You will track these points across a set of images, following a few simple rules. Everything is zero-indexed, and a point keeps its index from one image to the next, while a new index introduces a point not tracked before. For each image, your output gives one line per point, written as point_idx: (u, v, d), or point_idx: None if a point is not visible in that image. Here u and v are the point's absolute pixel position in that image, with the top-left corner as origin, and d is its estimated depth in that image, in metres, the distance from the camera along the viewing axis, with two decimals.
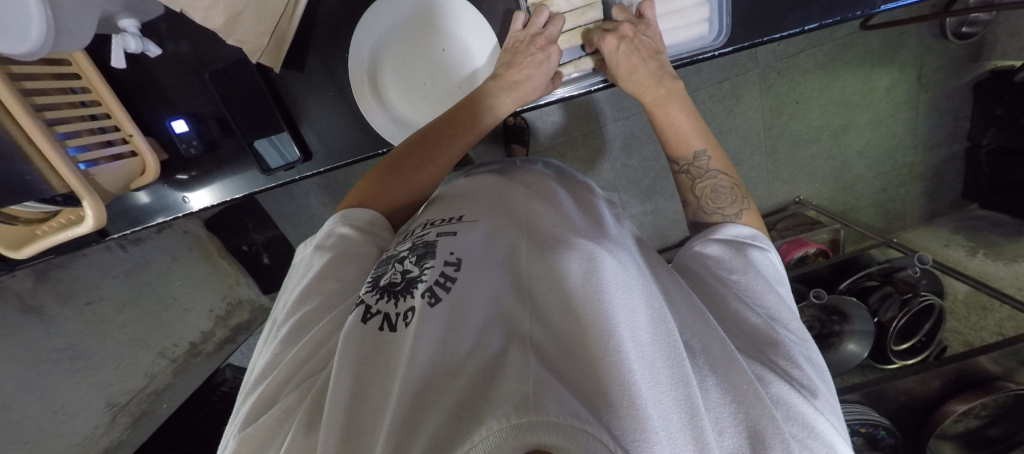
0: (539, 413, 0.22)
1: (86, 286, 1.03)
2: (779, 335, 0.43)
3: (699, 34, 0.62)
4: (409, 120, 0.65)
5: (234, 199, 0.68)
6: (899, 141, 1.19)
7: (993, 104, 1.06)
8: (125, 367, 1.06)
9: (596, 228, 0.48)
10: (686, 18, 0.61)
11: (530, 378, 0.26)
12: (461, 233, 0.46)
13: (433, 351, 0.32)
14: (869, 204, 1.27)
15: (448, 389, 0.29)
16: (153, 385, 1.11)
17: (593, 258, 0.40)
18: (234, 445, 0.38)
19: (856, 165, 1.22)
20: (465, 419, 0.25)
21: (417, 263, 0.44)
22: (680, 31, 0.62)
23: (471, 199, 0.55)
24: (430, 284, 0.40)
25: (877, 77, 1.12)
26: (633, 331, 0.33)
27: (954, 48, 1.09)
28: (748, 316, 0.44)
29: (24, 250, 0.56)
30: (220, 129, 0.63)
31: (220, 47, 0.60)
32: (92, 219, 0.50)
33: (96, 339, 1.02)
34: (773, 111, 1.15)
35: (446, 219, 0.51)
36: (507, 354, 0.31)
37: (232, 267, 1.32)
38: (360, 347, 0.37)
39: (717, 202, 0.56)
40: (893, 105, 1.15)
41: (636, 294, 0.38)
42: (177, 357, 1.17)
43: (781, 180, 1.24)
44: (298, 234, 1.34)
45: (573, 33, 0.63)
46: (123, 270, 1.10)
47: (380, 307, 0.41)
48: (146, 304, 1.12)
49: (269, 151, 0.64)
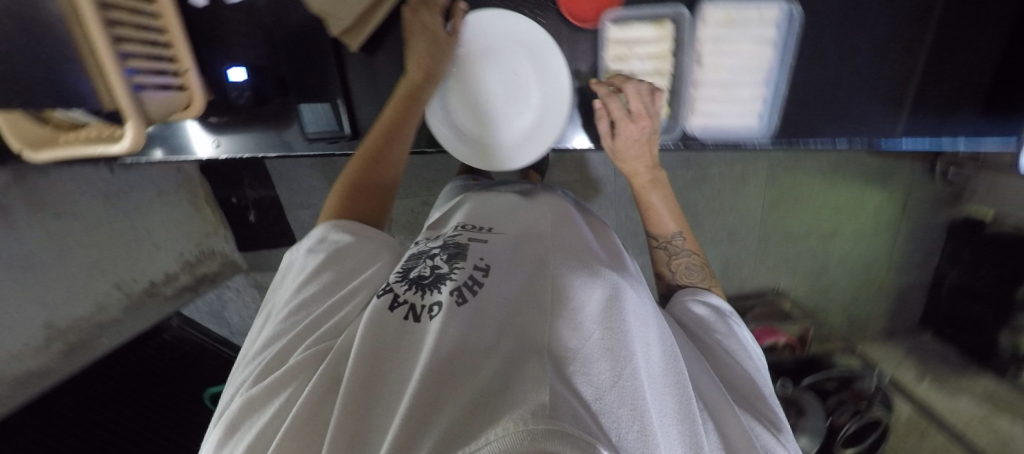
0: (559, 422, 0.23)
1: (61, 198, 0.98)
2: (761, 388, 0.46)
3: (750, 122, 0.57)
4: (466, 131, 0.64)
5: (268, 156, 0.68)
6: (877, 259, 1.29)
7: (964, 247, 1.18)
8: (76, 292, 0.98)
9: (616, 261, 0.50)
10: (744, 101, 0.56)
11: (549, 386, 0.27)
12: (491, 244, 0.48)
13: (452, 345, 0.33)
14: (838, 309, 1.35)
15: (463, 385, 0.30)
16: (102, 316, 1.03)
17: (615, 288, 0.41)
18: (240, 402, 0.40)
19: (834, 270, 1.31)
20: (482, 417, 0.26)
21: (447, 261, 0.46)
22: (733, 115, 0.57)
23: (498, 211, 0.59)
24: (459, 283, 0.41)
25: (868, 195, 1.22)
26: (647, 363, 0.35)
27: (940, 188, 1.20)
28: (734, 368, 0.47)
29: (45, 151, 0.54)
30: (275, 87, 0.63)
31: (289, 9, 0.60)
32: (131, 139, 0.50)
33: (55, 256, 0.95)
34: (772, 202, 1.23)
35: (477, 227, 0.54)
36: (529, 354, 0.32)
37: (214, 217, 1.33)
38: (382, 328, 0.38)
39: (690, 278, 0.60)
40: (877, 225, 1.25)
41: (651, 330, 0.39)
42: (132, 294, 1.10)
43: (765, 267, 1.31)
44: (292, 202, 1.32)
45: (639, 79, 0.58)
46: (103, 191, 1.06)
47: (407, 296, 0.42)
48: (118, 231, 1.08)
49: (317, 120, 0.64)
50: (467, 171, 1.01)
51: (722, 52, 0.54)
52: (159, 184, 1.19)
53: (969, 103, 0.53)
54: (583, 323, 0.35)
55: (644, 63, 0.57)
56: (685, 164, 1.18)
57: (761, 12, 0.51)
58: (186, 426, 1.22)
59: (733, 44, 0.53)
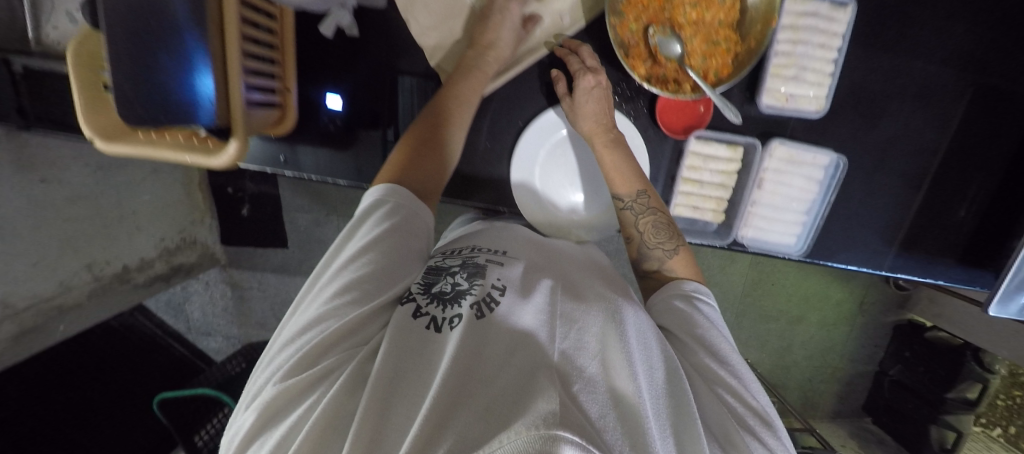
0: (559, 430, 0.25)
1: (52, 162, 0.90)
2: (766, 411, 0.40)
3: (786, 239, 0.54)
4: (550, 203, 0.65)
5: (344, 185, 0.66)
6: (833, 346, 1.42)
7: (904, 347, 1.34)
8: (42, 267, 0.89)
9: (624, 294, 0.51)
10: (782, 220, 0.52)
11: (558, 397, 0.28)
12: (511, 267, 0.49)
13: (463, 357, 0.34)
14: (795, 387, 1.47)
15: (478, 395, 0.31)
16: (63, 298, 0.93)
17: (619, 314, 0.43)
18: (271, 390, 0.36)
19: (796, 351, 1.43)
20: (495, 425, 0.27)
21: (467, 279, 0.46)
22: (771, 230, 0.53)
23: (515, 238, 0.59)
24: (478, 299, 0.42)
25: (833, 289, 1.36)
26: (648, 386, 0.36)
27: (890, 292, 1.37)
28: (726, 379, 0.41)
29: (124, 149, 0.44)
30: (369, 121, 0.64)
31: (391, 52, 0.62)
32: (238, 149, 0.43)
33: (30, 224, 0.86)
34: (753, 281, 1.34)
35: (493, 250, 0.55)
36: (539, 366, 0.33)
37: (204, 203, 1.25)
38: (404, 337, 0.38)
39: (658, 236, 0.53)
40: (837, 316, 1.39)
41: (654, 355, 0.40)
42: (101, 277, 1.00)
43: (737, 339, 1.41)
44: (292, 203, 1.27)
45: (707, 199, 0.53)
46: (97, 161, 0.97)
47: (428, 308, 0.42)
48: (98, 208, 0.97)
49: None
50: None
51: (780, 180, 0.51)
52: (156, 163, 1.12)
53: (949, 256, 0.62)
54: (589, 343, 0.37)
55: (714, 175, 0.52)
56: None
57: (816, 157, 0.50)
58: (128, 432, 1.15)
59: (791, 175, 0.51)
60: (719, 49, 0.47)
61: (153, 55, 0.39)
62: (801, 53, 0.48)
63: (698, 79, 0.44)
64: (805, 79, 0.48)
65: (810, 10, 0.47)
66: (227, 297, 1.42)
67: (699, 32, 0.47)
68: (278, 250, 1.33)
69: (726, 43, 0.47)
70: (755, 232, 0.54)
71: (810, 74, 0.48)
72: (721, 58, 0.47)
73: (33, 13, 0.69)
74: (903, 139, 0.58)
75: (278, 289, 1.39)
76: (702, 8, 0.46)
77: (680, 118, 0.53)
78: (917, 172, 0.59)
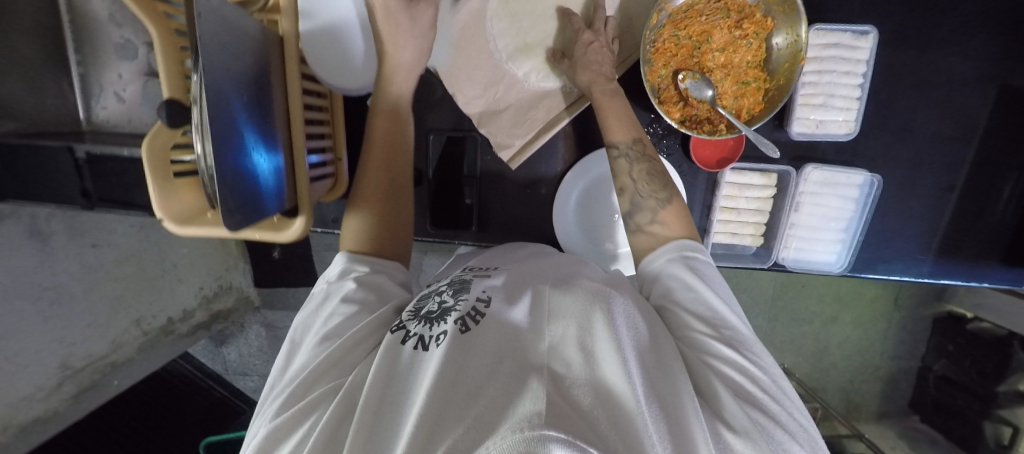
0: (549, 431, 0.24)
1: (100, 227, 0.94)
2: (766, 377, 0.40)
3: (826, 259, 0.54)
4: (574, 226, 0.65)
5: None
6: (872, 345, 1.38)
7: (945, 341, 1.31)
8: (95, 328, 0.93)
9: (613, 276, 0.49)
10: (815, 241, 0.53)
11: (548, 397, 0.28)
12: (495, 277, 0.49)
13: (450, 366, 0.34)
14: (836, 389, 1.42)
15: (468, 405, 0.30)
16: (116, 355, 0.99)
17: (609, 299, 0.41)
18: (265, 432, 0.38)
19: (834, 352, 1.39)
20: (485, 430, 0.27)
21: (453, 295, 0.46)
22: (807, 255, 0.54)
23: (517, 252, 0.59)
24: (463, 313, 0.41)
25: (866, 286, 1.33)
26: (639, 361, 0.35)
27: (925, 284, 1.34)
28: (722, 349, 0.40)
29: (195, 226, 0.45)
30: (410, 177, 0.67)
31: (424, 109, 0.66)
32: (298, 229, 0.43)
33: (84, 286, 0.91)
34: (783, 285, 1.32)
35: (484, 267, 0.55)
36: (529, 367, 0.33)
37: (236, 250, 1.31)
38: (392, 364, 0.38)
39: (652, 184, 0.53)
40: (875, 313, 1.35)
41: (645, 337, 0.39)
42: (150, 330, 1.05)
43: (772, 345, 1.38)
44: (320, 243, 1.33)
45: (745, 227, 0.55)
46: (139, 221, 1.02)
47: (417, 330, 0.41)
48: (144, 264, 1.02)
49: (443, 211, 0.68)
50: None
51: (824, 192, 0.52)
52: None
53: (990, 258, 0.62)
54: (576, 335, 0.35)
55: (749, 201, 0.54)
56: None
57: (849, 177, 0.52)
58: None
59: (824, 197, 0.52)
60: (750, 88, 0.50)
61: (229, 139, 0.33)
62: (827, 81, 0.50)
63: (732, 114, 0.47)
64: (834, 105, 0.50)
65: (833, 41, 0.50)
66: (261, 338, 1.45)
67: (729, 74, 0.50)
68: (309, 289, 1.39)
69: (756, 82, 0.50)
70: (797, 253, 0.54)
71: (839, 100, 0.50)
72: (752, 97, 0.50)
73: (84, 96, 0.77)
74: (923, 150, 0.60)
75: None
76: (730, 52, 0.49)
77: (712, 151, 0.53)
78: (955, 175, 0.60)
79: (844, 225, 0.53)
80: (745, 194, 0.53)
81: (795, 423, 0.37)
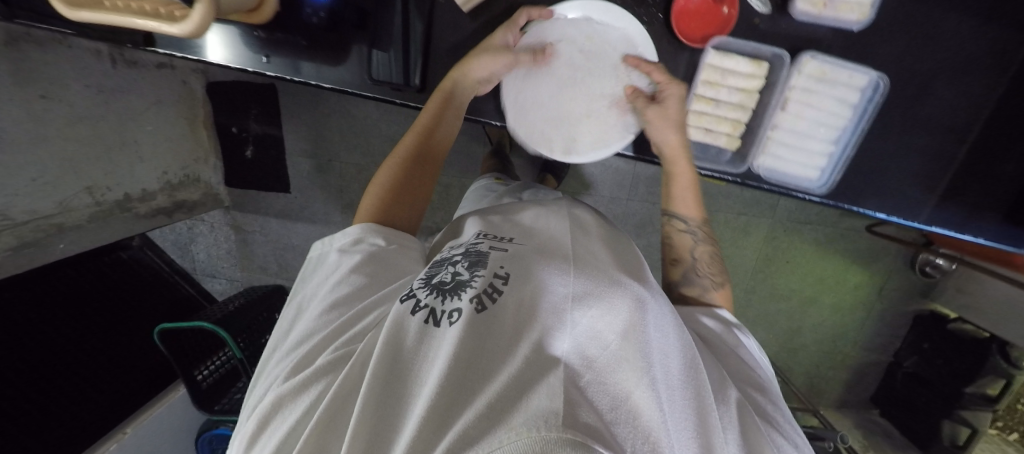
0: (579, 436, 0.23)
1: (54, 80, 0.87)
2: (780, 409, 0.46)
3: (809, 177, 0.64)
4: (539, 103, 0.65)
5: (316, 85, 0.66)
6: (845, 333, 1.35)
7: (922, 339, 1.27)
8: (42, 184, 0.86)
9: (638, 272, 0.46)
10: (809, 157, 0.63)
11: (563, 396, 0.27)
12: (516, 252, 0.45)
13: (461, 350, 0.33)
14: (801, 371, 1.40)
15: (481, 390, 0.31)
16: (63, 218, 0.92)
17: (642, 298, 0.39)
18: (272, 397, 0.40)
19: (806, 334, 1.36)
20: (495, 417, 0.27)
21: (469, 268, 0.44)
22: (795, 164, 0.64)
23: (522, 222, 0.56)
24: (479, 290, 0.39)
25: (853, 272, 1.28)
26: (660, 363, 0.35)
27: (914, 278, 1.28)
28: (773, 413, 0.45)
29: (88, 13, 0.41)
30: (355, 18, 0.63)
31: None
32: (196, 21, 0.39)
33: (32, 138, 0.83)
34: (767, 258, 1.27)
35: (498, 237, 0.52)
36: (547, 359, 0.32)
37: (208, 142, 1.27)
38: (395, 336, 0.37)
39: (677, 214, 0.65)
40: (855, 300, 1.31)
41: (668, 340, 0.39)
42: (102, 202, 1.00)
43: (744, 318, 1.34)
44: (296, 146, 1.29)
45: (717, 121, 0.65)
46: (99, 84, 0.95)
47: (428, 301, 0.40)
48: (101, 131, 0.96)
49: (384, 62, 0.65)
50: (493, 172, 1.00)
51: (807, 102, 0.61)
52: (159, 94, 1.10)
53: (995, 209, 0.65)
54: (602, 332, 0.35)
55: (732, 93, 0.63)
56: None
57: (852, 75, 0.59)
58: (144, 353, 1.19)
59: (819, 98, 0.61)
60: None
61: None
62: None
63: None
64: None
65: None
66: (230, 242, 1.44)
67: None
68: (281, 195, 1.36)
69: None
70: (769, 162, 0.64)
71: None
72: None
73: None
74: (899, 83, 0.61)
75: (282, 234, 1.41)
76: None
77: (699, 27, 0.60)
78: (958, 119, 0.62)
79: (829, 152, 0.63)
80: (729, 89, 0.62)
81: (785, 420, 0.45)
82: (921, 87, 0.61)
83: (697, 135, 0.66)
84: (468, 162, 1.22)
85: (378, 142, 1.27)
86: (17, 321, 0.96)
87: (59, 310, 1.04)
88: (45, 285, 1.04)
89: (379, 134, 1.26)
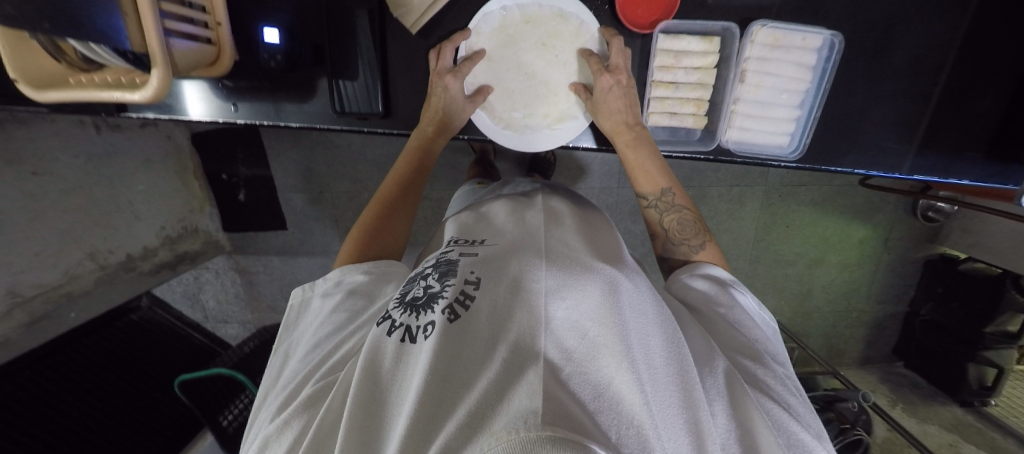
0: (561, 433, 0.24)
1: (42, 156, 0.89)
2: (772, 364, 0.47)
3: (779, 143, 0.67)
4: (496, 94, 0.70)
5: (286, 125, 0.69)
6: (857, 289, 1.34)
7: (936, 283, 1.24)
8: (45, 258, 0.88)
9: (612, 255, 0.46)
10: (777, 125, 0.66)
11: (542, 391, 0.28)
12: (485, 255, 0.46)
13: (437, 360, 0.33)
14: (818, 334, 1.39)
15: (461, 397, 0.31)
16: (70, 287, 0.94)
17: (616, 283, 0.39)
18: (266, 434, 0.40)
19: (818, 295, 1.35)
20: (475, 426, 0.27)
21: (439, 279, 0.44)
22: (766, 134, 0.67)
23: (497, 222, 0.55)
24: (451, 300, 0.39)
25: (855, 228, 1.27)
26: (639, 344, 0.35)
27: (918, 225, 1.26)
28: (770, 381, 0.44)
29: (58, 93, 0.48)
30: (312, 55, 0.66)
31: (353, 8, 0.64)
32: (154, 88, 0.44)
33: (28, 215, 0.85)
34: (766, 226, 1.26)
35: (470, 240, 0.52)
36: (528, 353, 0.32)
37: (201, 192, 1.30)
38: (372, 361, 0.37)
39: (683, 232, 0.61)
40: (862, 255, 1.30)
41: (649, 320, 0.39)
42: (107, 265, 1.02)
43: (754, 288, 1.34)
44: (286, 183, 1.31)
45: (682, 102, 0.66)
46: (88, 152, 0.97)
47: (403, 320, 0.40)
48: (96, 197, 0.98)
49: (346, 92, 0.67)
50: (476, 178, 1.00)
51: (764, 71, 0.64)
52: (147, 152, 1.12)
53: (976, 145, 0.66)
54: (579, 321, 0.35)
55: (689, 73, 0.65)
56: (686, 182, 1.20)
57: (806, 39, 0.62)
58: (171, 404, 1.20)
59: (779, 62, 0.63)
60: None
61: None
62: None
63: None
64: None
65: None
66: (237, 285, 1.46)
67: None
68: (279, 232, 1.38)
69: None
70: (736, 135, 0.68)
71: None
72: None
73: None
74: (848, 36, 0.64)
75: (286, 271, 1.43)
76: None
77: (645, 13, 0.64)
78: (904, 67, 0.65)
79: (796, 117, 0.66)
80: (685, 70, 0.65)
81: (779, 383, 0.45)
82: (868, 37, 0.64)
83: (664, 120, 0.68)
84: (454, 174, 1.23)
85: (364, 168, 1.29)
86: (20, 396, 0.95)
87: (83, 370, 1.07)
88: (64, 354, 1.05)
89: (365, 160, 1.28)
